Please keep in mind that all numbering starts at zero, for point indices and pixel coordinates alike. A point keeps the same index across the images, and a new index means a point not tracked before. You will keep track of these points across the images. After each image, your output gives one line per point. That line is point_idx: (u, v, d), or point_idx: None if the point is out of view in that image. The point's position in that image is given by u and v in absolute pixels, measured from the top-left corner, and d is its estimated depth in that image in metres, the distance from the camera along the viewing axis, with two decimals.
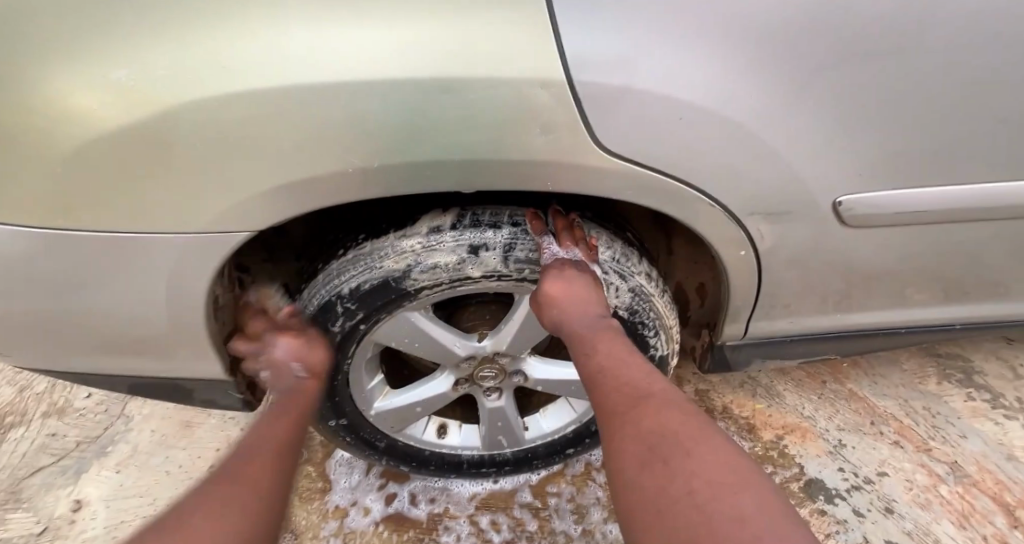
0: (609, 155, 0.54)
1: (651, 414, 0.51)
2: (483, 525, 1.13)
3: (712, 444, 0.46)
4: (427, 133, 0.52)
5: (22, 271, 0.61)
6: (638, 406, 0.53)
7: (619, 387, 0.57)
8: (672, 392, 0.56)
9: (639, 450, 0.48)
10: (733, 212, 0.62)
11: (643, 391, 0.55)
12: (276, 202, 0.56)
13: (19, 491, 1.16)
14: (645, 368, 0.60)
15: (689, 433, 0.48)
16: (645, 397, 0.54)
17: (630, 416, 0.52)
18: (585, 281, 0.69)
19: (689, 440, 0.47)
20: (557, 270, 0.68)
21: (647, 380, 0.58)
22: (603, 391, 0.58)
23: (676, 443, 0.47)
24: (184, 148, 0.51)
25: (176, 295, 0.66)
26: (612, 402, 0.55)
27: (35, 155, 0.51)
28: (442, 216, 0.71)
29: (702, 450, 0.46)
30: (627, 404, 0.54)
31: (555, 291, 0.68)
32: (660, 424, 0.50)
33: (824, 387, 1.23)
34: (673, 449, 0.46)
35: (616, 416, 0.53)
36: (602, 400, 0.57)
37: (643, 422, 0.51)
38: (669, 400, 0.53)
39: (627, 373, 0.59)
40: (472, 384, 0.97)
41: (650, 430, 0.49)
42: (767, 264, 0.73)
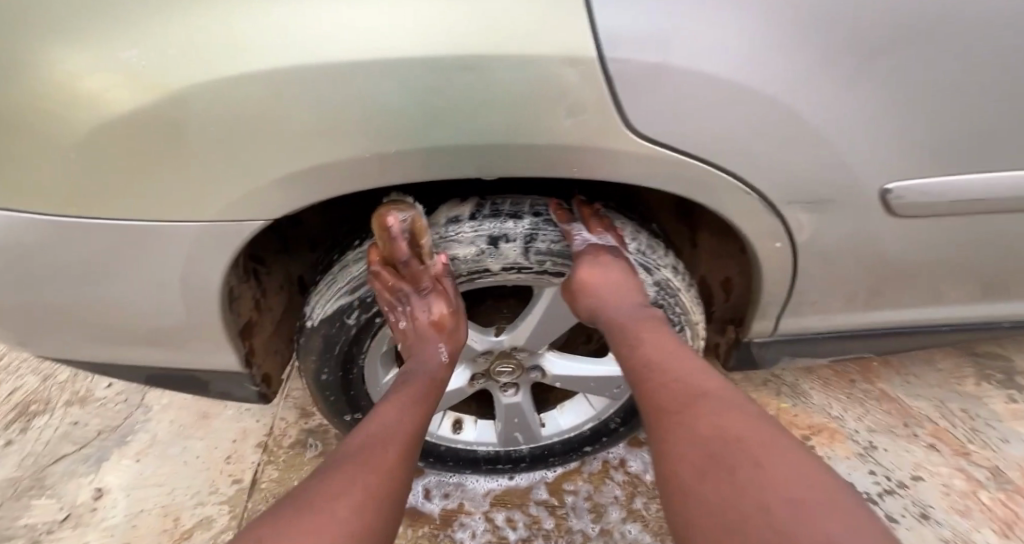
0: (639, 139, 0.51)
1: (712, 415, 0.50)
2: (499, 521, 1.11)
3: (780, 451, 0.45)
4: (449, 116, 0.49)
5: (39, 259, 0.60)
6: (694, 405, 0.52)
7: (670, 384, 0.56)
8: (729, 390, 0.54)
9: (698, 456, 0.47)
10: (769, 200, 0.59)
11: (698, 388, 0.54)
12: (293, 188, 0.54)
13: (42, 479, 1.18)
14: (693, 363, 0.59)
15: (756, 438, 0.46)
16: (702, 396, 0.53)
17: (685, 414, 0.51)
18: (621, 268, 0.71)
19: (755, 446, 0.45)
20: (591, 256, 0.69)
21: (701, 377, 0.56)
22: (652, 387, 0.57)
23: (741, 450, 0.45)
24: (198, 133, 0.49)
25: (191, 285, 0.65)
26: (665, 399, 0.54)
27: (47, 140, 0.49)
28: (461, 205, 0.69)
29: (772, 459, 0.44)
30: (681, 401, 0.53)
31: (591, 277, 0.68)
32: (721, 428, 0.48)
33: (853, 386, 1.19)
34: (740, 458, 0.44)
35: (671, 415, 0.52)
36: (652, 395, 0.56)
37: (700, 423, 0.49)
38: (727, 399, 0.52)
39: (678, 369, 0.58)
40: (488, 379, 0.95)
41: (710, 434, 0.48)
42: (802, 257, 0.69)
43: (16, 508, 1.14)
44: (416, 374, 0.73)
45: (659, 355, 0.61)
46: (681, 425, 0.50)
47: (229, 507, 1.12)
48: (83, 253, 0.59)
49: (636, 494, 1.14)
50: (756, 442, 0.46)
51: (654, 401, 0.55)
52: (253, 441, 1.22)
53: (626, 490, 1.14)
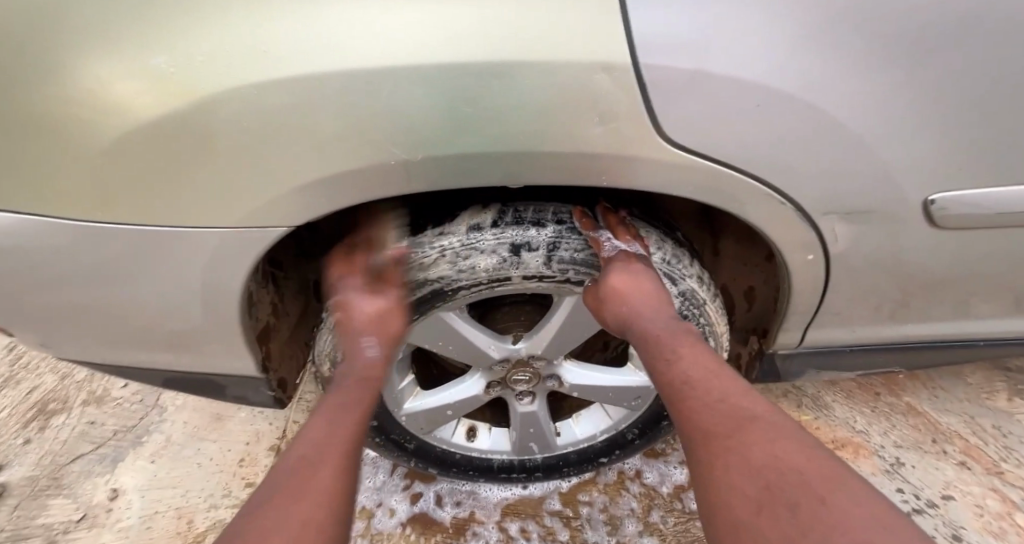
0: (671, 147, 0.50)
1: (764, 443, 0.47)
2: (513, 532, 1.09)
3: (844, 487, 0.42)
4: (478, 123, 0.48)
5: (63, 262, 0.60)
6: (744, 432, 0.49)
7: (715, 405, 0.53)
8: (778, 415, 0.51)
9: (751, 488, 0.44)
10: (805, 210, 0.57)
11: (747, 412, 0.52)
12: (317, 195, 0.53)
13: (59, 478, 1.19)
14: (737, 383, 0.57)
15: (812, 470, 0.44)
16: (751, 420, 0.50)
17: (735, 441, 0.49)
18: (652, 280, 0.69)
19: (815, 478, 0.43)
20: (622, 263, 0.67)
21: (748, 399, 0.54)
22: (694, 407, 0.54)
23: (804, 484, 0.42)
24: (226, 141, 0.49)
25: (212, 290, 0.64)
26: (711, 423, 0.52)
27: (74, 145, 0.49)
28: (483, 212, 0.68)
29: (838, 495, 0.41)
30: (728, 426, 0.50)
31: (622, 284, 0.67)
32: (777, 458, 0.46)
33: (879, 400, 1.15)
34: (802, 493, 0.42)
35: (718, 441, 0.50)
36: (698, 417, 0.53)
37: (753, 451, 0.47)
38: (779, 425, 0.50)
39: (722, 390, 0.55)
40: (504, 387, 0.94)
41: (765, 464, 0.45)
42: (836, 268, 0.67)
43: (33, 507, 1.14)
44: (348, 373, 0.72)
45: (699, 372, 0.58)
46: (731, 453, 0.48)
47: None
48: (104, 257, 0.59)
49: (653, 507, 1.11)
50: (817, 475, 0.43)
51: (697, 423, 0.53)
52: (267, 445, 1.22)
53: (643, 502, 1.12)
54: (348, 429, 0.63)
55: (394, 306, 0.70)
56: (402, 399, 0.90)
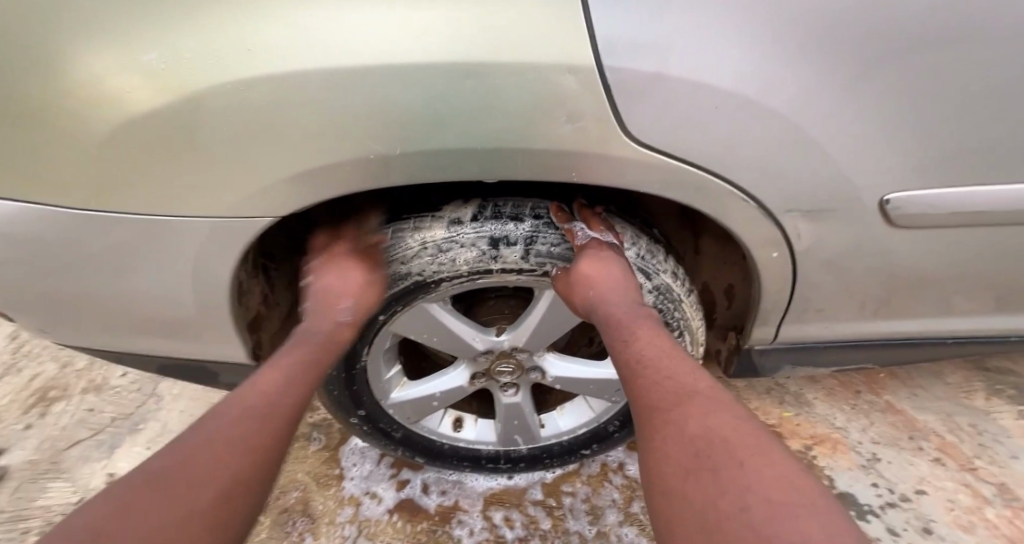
0: (639, 147, 0.52)
1: (700, 416, 0.49)
2: (496, 520, 1.12)
3: (765, 453, 0.44)
4: (451, 120, 0.50)
5: (58, 251, 0.62)
6: (683, 406, 0.51)
7: (662, 382, 0.55)
8: (719, 392, 0.54)
9: (681, 456, 0.46)
10: (770, 208, 0.59)
11: (690, 388, 0.54)
12: (298, 189, 0.55)
13: (59, 462, 1.22)
14: (688, 364, 0.59)
15: (739, 439, 0.46)
16: (692, 396, 0.52)
17: (675, 415, 0.51)
18: (621, 268, 0.71)
19: (740, 447, 0.45)
20: (594, 250, 0.69)
21: (693, 377, 0.56)
22: (644, 384, 0.56)
23: (727, 451, 0.45)
24: (213, 135, 0.51)
25: (201, 279, 0.67)
26: (656, 399, 0.53)
27: (69, 137, 0.51)
28: (463, 207, 0.70)
29: (756, 460, 0.43)
30: (671, 401, 0.52)
31: (590, 269, 0.68)
32: (708, 429, 0.48)
33: (858, 397, 1.17)
34: (727, 459, 0.44)
35: (659, 414, 0.52)
36: (644, 393, 0.55)
37: (688, 423, 0.49)
38: (718, 400, 0.52)
39: (671, 368, 0.57)
40: (488, 378, 0.96)
41: (697, 434, 0.47)
42: (805, 265, 0.69)
43: (32, 490, 1.17)
44: (315, 335, 0.72)
45: (653, 352, 0.60)
46: (669, 425, 0.50)
47: None
48: (99, 246, 0.61)
49: (634, 498, 1.14)
50: (741, 445, 0.45)
51: (645, 399, 0.54)
52: None
53: (624, 494, 1.15)
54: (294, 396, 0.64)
55: (372, 278, 0.71)
56: (388, 388, 0.93)
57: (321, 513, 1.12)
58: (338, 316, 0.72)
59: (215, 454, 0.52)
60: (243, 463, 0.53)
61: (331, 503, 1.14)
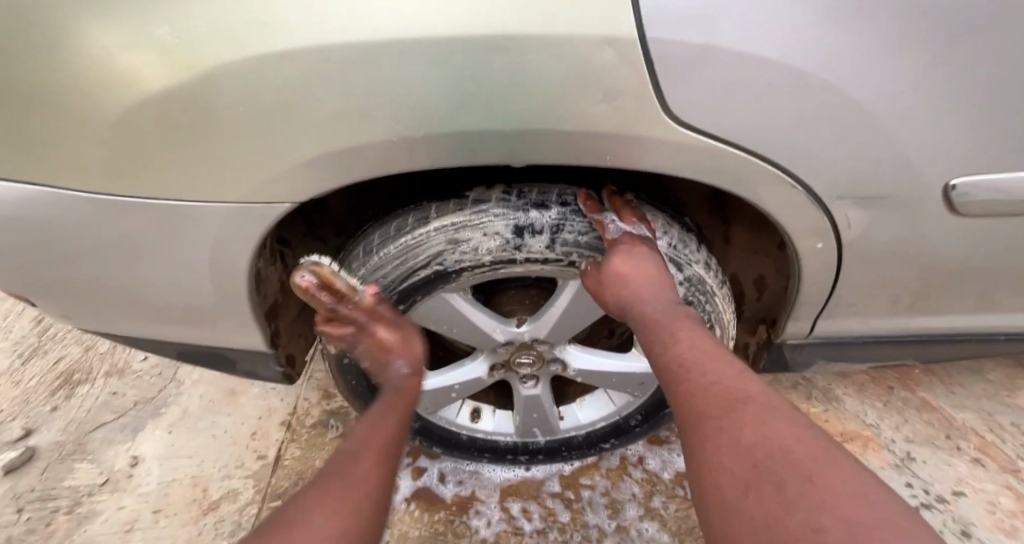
0: (681, 128, 0.48)
1: (755, 424, 0.46)
2: (514, 512, 1.10)
3: (832, 466, 0.41)
4: (478, 99, 0.47)
5: (75, 235, 0.61)
6: (735, 413, 0.48)
7: (709, 386, 0.52)
8: (773, 396, 0.50)
9: (739, 469, 0.44)
10: (818, 194, 0.55)
11: (740, 393, 0.51)
12: (318, 174, 0.53)
13: (84, 444, 1.23)
14: (734, 365, 0.55)
15: (802, 450, 0.43)
16: (744, 401, 0.49)
17: (726, 422, 0.48)
18: (656, 265, 0.67)
19: (805, 458, 0.42)
20: (628, 248, 0.65)
21: (742, 380, 0.53)
22: (689, 388, 0.53)
23: (791, 464, 0.42)
24: (229, 116, 0.49)
25: (219, 266, 0.65)
26: (703, 405, 0.51)
27: (81, 117, 0.49)
28: (487, 192, 0.67)
29: (824, 474, 0.40)
30: (721, 408, 0.49)
31: (625, 267, 0.64)
32: (766, 438, 0.45)
33: (892, 394, 1.13)
34: (792, 473, 0.41)
35: (710, 422, 0.49)
36: (690, 398, 0.52)
37: (743, 431, 0.46)
38: (773, 406, 0.48)
39: (717, 371, 0.54)
40: (507, 369, 0.94)
41: (754, 444, 0.45)
42: (851, 255, 0.64)
43: (59, 471, 1.19)
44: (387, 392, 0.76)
45: (694, 354, 0.57)
46: (721, 433, 0.47)
47: (254, 482, 1.16)
48: (117, 231, 0.60)
49: (654, 493, 1.12)
50: (806, 456, 0.42)
51: (691, 406, 0.52)
52: (278, 420, 1.25)
53: (645, 488, 1.12)
54: (393, 425, 0.67)
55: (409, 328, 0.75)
56: None
57: None
58: (398, 370, 0.77)
59: (346, 476, 0.55)
60: (370, 483, 0.56)
61: None
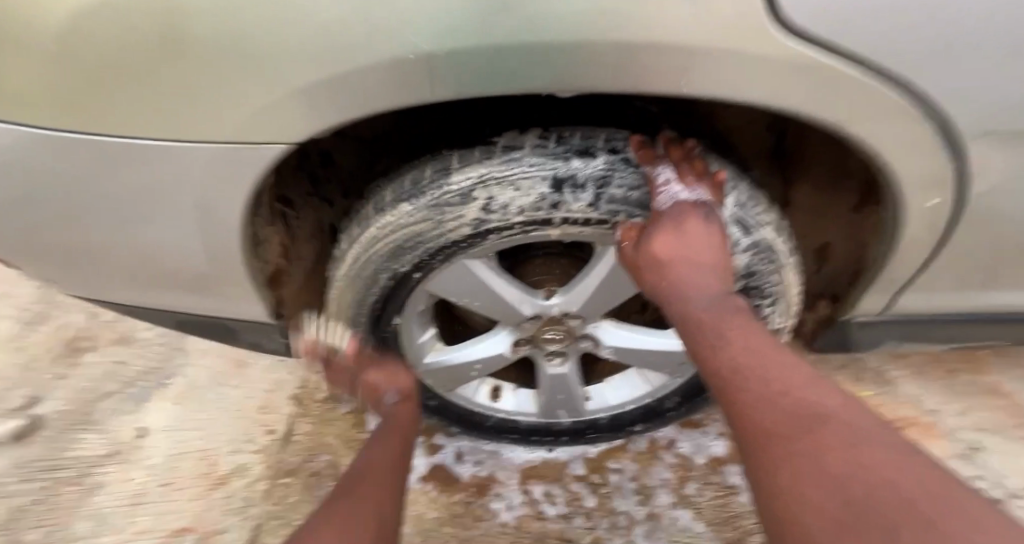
0: (796, 42, 0.38)
1: (841, 449, 0.36)
2: (537, 495, 1.03)
3: (951, 498, 0.30)
4: (522, 2, 0.37)
5: (43, 181, 0.52)
6: (815, 434, 0.38)
7: (773, 399, 0.42)
8: (863, 416, 0.39)
9: (829, 503, 0.33)
10: (951, 131, 0.45)
11: (816, 408, 0.40)
12: (324, 106, 0.43)
13: (89, 414, 1.17)
14: (804, 373, 0.45)
15: (912, 481, 0.32)
16: (823, 421, 0.39)
17: (802, 446, 0.38)
18: (703, 246, 0.57)
19: (916, 492, 0.31)
20: (670, 222, 0.57)
21: (818, 394, 0.42)
22: (749, 404, 0.43)
23: (897, 497, 0.31)
24: (205, 31, 0.39)
25: (209, 224, 0.56)
26: (771, 422, 0.41)
27: (22, 28, 0.40)
28: (520, 136, 0.57)
29: (945, 507, 0.29)
30: (794, 427, 0.39)
31: (663, 247, 0.57)
32: (859, 466, 0.34)
33: (956, 377, 1.03)
34: (900, 510, 0.30)
35: (782, 446, 0.39)
36: (749, 415, 0.42)
37: (828, 458, 0.36)
38: (865, 429, 0.38)
39: (786, 381, 0.44)
40: (533, 345, 0.85)
41: (843, 473, 0.34)
42: (966, 217, 0.54)
43: (65, 441, 1.14)
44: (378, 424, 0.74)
45: (749, 361, 0.46)
46: (798, 460, 0.37)
47: (263, 457, 1.10)
48: (89, 178, 0.51)
49: (688, 478, 1.04)
50: (913, 486, 0.31)
51: (754, 422, 0.42)
52: (287, 393, 1.18)
53: (677, 473, 1.04)
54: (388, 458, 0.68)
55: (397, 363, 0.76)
56: (422, 353, 0.82)
57: None
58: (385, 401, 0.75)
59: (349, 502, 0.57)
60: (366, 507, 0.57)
61: None
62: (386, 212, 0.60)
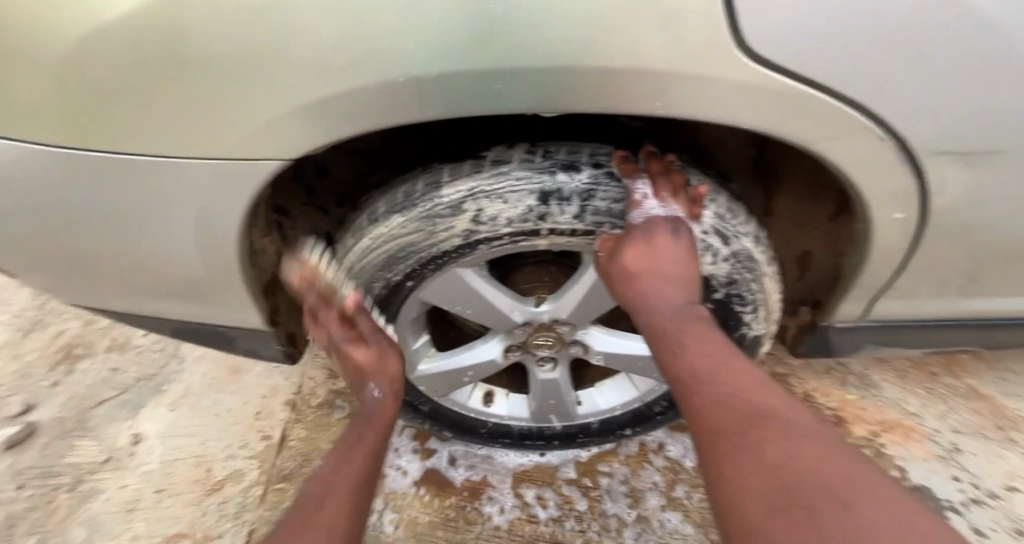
0: (761, 67, 0.40)
1: (778, 441, 0.40)
2: (528, 499, 1.05)
3: (867, 486, 0.35)
4: (505, 31, 0.39)
5: (46, 195, 0.54)
6: (759, 430, 0.42)
7: (725, 400, 0.46)
8: (800, 411, 0.44)
9: (764, 489, 0.37)
10: (914, 149, 0.47)
11: (761, 405, 0.44)
12: (319, 126, 0.45)
13: (85, 420, 1.18)
14: (754, 376, 0.49)
15: (835, 471, 0.36)
16: (766, 417, 0.43)
17: (745, 440, 0.42)
18: (674, 257, 0.59)
19: (838, 480, 0.35)
20: (642, 235, 0.59)
21: (764, 393, 0.46)
22: (705, 405, 0.47)
23: (823, 486, 0.35)
24: (205, 59, 0.41)
25: (208, 235, 0.57)
26: (720, 418, 0.44)
27: (29, 52, 0.42)
28: (508, 151, 0.59)
29: (860, 494, 0.34)
30: (741, 424, 0.43)
31: (634, 260, 0.59)
32: (792, 455, 0.38)
33: (935, 381, 1.06)
34: (823, 497, 0.34)
35: (730, 441, 0.42)
36: (702, 413, 0.46)
37: (766, 449, 0.40)
38: (800, 423, 0.42)
39: (736, 384, 0.47)
40: (524, 351, 0.86)
41: (778, 462, 0.38)
42: (933, 228, 0.56)
43: (60, 447, 1.14)
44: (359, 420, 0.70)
45: (706, 366, 0.50)
46: (740, 451, 0.41)
47: (258, 463, 1.11)
48: (90, 191, 0.53)
49: (677, 482, 1.06)
50: (837, 475, 0.36)
51: (706, 419, 0.45)
52: (282, 399, 1.20)
53: (666, 477, 1.06)
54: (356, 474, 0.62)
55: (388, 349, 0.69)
56: (415, 360, 0.84)
57: None
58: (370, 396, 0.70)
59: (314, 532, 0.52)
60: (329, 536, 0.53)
61: None
62: (377, 224, 0.62)
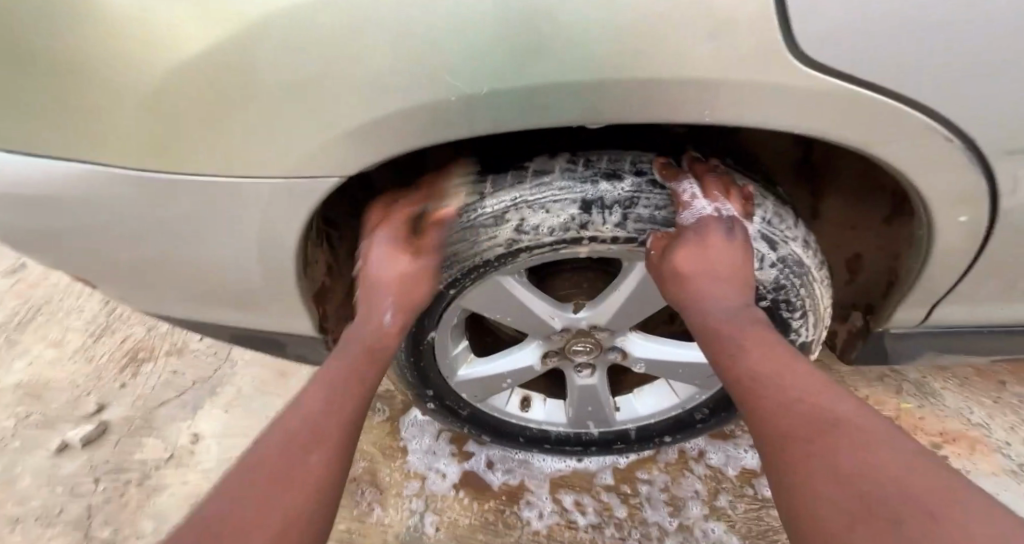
0: (814, 74, 0.40)
1: (851, 448, 0.38)
2: (567, 504, 1.05)
3: (956, 498, 0.32)
4: (552, 47, 0.40)
5: (122, 214, 0.58)
6: (828, 437, 0.40)
7: (792, 406, 0.44)
8: (871, 416, 0.41)
9: (841, 499, 0.35)
10: (978, 150, 0.45)
11: (828, 411, 0.42)
12: (373, 141, 0.47)
13: (149, 420, 1.26)
14: (818, 377, 0.47)
15: (919, 481, 0.34)
16: (835, 422, 0.41)
17: (815, 447, 0.40)
18: (727, 259, 0.59)
19: (923, 492, 0.33)
20: (694, 237, 0.59)
21: (832, 397, 0.44)
22: (770, 410, 0.45)
23: (908, 498, 0.33)
24: (270, 87, 0.44)
25: (268, 248, 0.61)
26: (788, 424, 0.43)
27: (105, 85, 0.45)
28: (549, 162, 0.60)
29: (951, 508, 0.32)
30: (809, 429, 0.41)
31: (686, 263, 0.59)
32: (868, 465, 0.37)
33: (1003, 390, 1.00)
34: (909, 509, 0.32)
35: (796, 449, 0.41)
36: (768, 419, 0.45)
37: (839, 457, 0.38)
38: (874, 428, 0.40)
39: (798, 387, 0.46)
40: (562, 357, 0.87)
41: (853, 471, 0.37)
42: (1002, 228, 0.54)
43: (129, 445, 1.22)
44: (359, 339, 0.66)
45: (770, 367, 0.49)
46: (810, 459, 0.39)
47: None
48: (162, 210, 0.57)
49: (720, 491, 1.03)
50: (920, 486, 0.34)
51: (772, 425, 0.44)
52: None
53: (709, 485, 1.04)
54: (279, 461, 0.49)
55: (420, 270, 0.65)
56: (455, 365, 0.85)
57: (388, 485, 1.09)
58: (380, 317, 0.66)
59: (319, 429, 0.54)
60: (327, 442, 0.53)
61: (397, 475, 1.11)
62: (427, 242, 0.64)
